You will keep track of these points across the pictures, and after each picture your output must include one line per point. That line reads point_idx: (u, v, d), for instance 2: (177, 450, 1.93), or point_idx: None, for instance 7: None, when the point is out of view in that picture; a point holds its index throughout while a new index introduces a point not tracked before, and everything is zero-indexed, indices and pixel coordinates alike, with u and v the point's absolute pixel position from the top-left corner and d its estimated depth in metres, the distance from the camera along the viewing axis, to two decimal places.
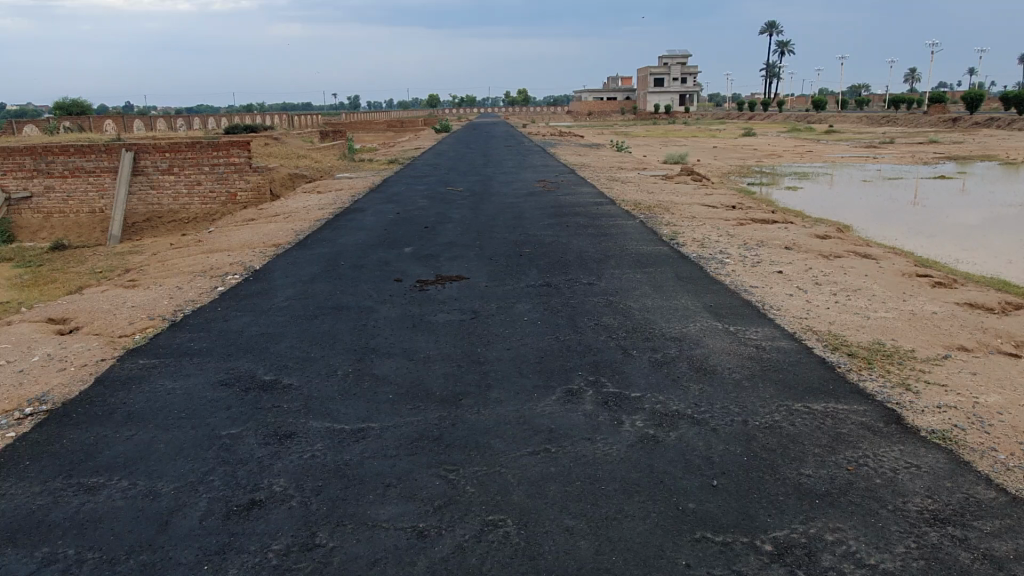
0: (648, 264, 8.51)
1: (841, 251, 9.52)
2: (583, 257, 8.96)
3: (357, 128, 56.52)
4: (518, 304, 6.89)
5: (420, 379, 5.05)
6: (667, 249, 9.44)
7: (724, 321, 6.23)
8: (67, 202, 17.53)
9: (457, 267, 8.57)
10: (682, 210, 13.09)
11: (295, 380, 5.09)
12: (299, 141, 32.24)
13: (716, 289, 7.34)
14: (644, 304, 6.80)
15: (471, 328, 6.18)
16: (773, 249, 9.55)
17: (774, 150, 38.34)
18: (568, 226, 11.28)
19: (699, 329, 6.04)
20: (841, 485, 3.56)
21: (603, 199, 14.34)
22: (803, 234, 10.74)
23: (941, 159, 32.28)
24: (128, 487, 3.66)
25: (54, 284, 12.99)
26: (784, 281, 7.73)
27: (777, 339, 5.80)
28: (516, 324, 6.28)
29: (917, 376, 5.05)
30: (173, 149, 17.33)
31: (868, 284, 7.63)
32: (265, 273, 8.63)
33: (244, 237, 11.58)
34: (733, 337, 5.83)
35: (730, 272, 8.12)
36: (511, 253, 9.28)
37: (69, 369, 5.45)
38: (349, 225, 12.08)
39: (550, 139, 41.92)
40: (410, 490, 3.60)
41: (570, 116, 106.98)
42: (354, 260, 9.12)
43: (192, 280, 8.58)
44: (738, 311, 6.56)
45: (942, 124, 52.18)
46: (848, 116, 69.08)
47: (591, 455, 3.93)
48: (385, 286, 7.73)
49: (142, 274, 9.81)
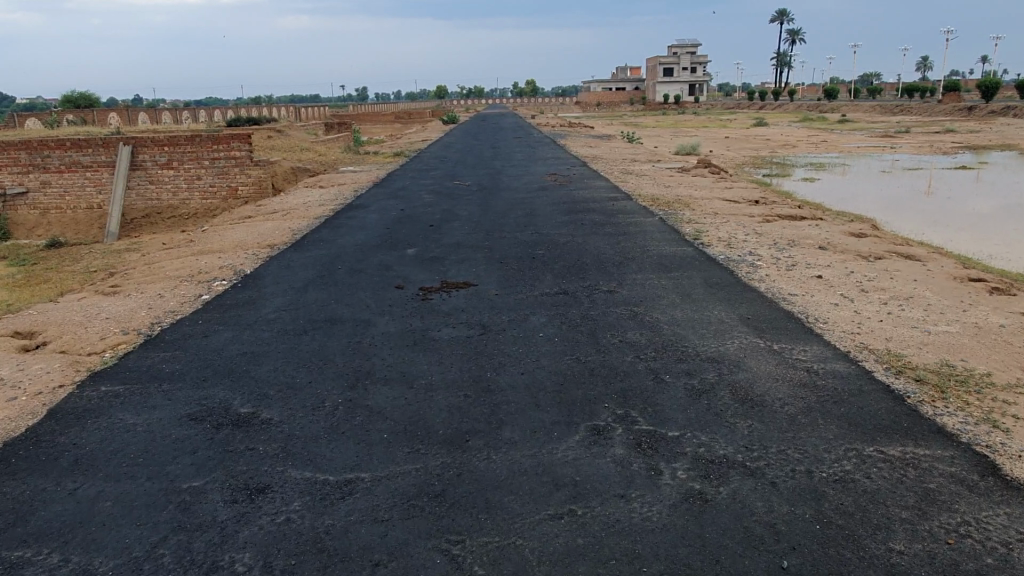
0: (673, 268, 7.77)
1: (882, 252, 8.74)
2: (600, 259, 8.24)
3: (365, 122, 55.85)
4: (532, 317, 6.15)
5: (419, 414, 4.34)
6: (693, 250, 8.69)
7: (766, 338, 5.49)
8: (63, 198, 16.92)
9: (464, 271, 7.86)
10: (703, 205, 12.31)
11: (276, 414, 4.41)
12: (301, 133, 31.43)
13: (751, 297, 6.61)
14: (673, 317, 6.05)
15: (479, 346, 5.47)
16: (807, 250, 8.79)
17: (789, 140, 37.26)
18: (582, 224, 10.56)
19: (739, 348, 5.29)
20: (944, 568, 2.85)
21: (618, 194, 13.57)
22: (836, 232, 9.96)
23: (959, 148, 31.33)
24: (58, 566, 3.01)
25: (46, 284, 12.38)
26: (825, 288, 6.98)
27: (830, 360, 5.05)
28: (530, 341, 5.56)
29: (1003, 409, 4.28)
30: (172, 142, 16.65)
31: (919, 291, 6.88)
32: (256, 278, 7.97)
33: (240, 236, 10.91)
34: (779, 358, 5.09)
35: (764, 276, 7.40)
36: (523, 255, 8.56)
37: (19, 400, 4.76)
38: (350, 223, 11.38)
39: (559, 130, 41.06)
40: (405, 571, 2.90)
41: (578, 107, 105.69)
42: (352, 264, 8.41)
43: (178, 286, 7.93)
44: (780, 325, 5.81)
45: (958, 114, 50.94)
46: (861, 105, 67.83)
47: (627, 520, 3.21)
48: (385, 293, 7.03)
49: (126, 279, 9.11)
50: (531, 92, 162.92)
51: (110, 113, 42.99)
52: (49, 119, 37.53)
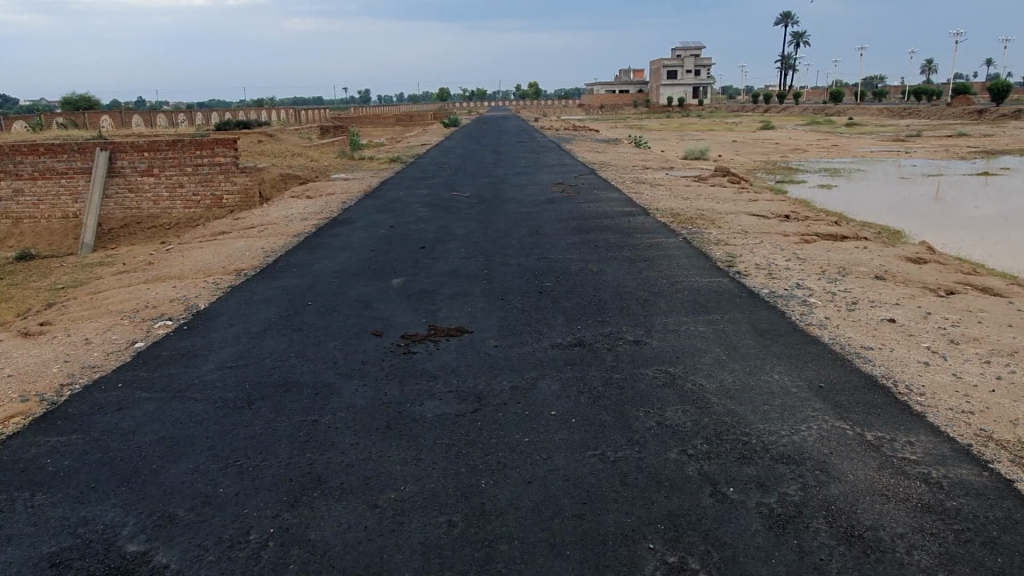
0: (710, 307, 6.43)
1: (951, 285, 7.40)
2: (621, 294, 6.92)
3: (366, 124, 54.39)
4: (541, 384, 4.79)
5: (381, 564, 2.98)
6: (729, 281, 7.36)
7: (854, 422, 4.13)
8: (38, 206, 15.55)
9: (459, 311, 6.53)
10: (729, 222, 10.98)
11: (174, 559, 3.05)
12: (295, 137, 30.17)
13: (816, 352, 5.26)
14: (723, 385, 4.70)
15: (471, 432, 4.10)
16: (864, 281, 7.45)
17: (800, 144, 35.95)
18: (596, 245, 9.25)
19: (821, 440, 3.94)
20: None
21: (633, 208, 12.26)
22: (889, 257, 8.63)
23: (977, 153, 29.95)
24: None
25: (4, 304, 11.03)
26: (903, 337, 5.65)
27: (950, 462, 3.69)
28: (538, 424, 4.20)
29: None
30: (152, 148, 15.33)
31: (1019, 342, 5.54)
32: (212, 317, 6.63)
33: (209, 258, 9.57)
34: (881, 459, 3.73)
35: (824, 320, 6.05)
36: (528, 289, 7.22)
37: None
38: (332, 243, 10.04)
39: (564, 134, 39.80)
40: None
41: (581, 110, 104.35)
42: (324, 300, 7.06)
43: (120, 326, 6.59)
44: (865, 398, 4.46)
45: (969, 117, 49.55)
46: (868, 108, 66.49)
47: None
48: (359, 343, 5.69)
49: (71, 311, 7.75)
50: (533, 93, 161.56)
51: (104, 115, 41.52)
52: (37, 121, 36.23)
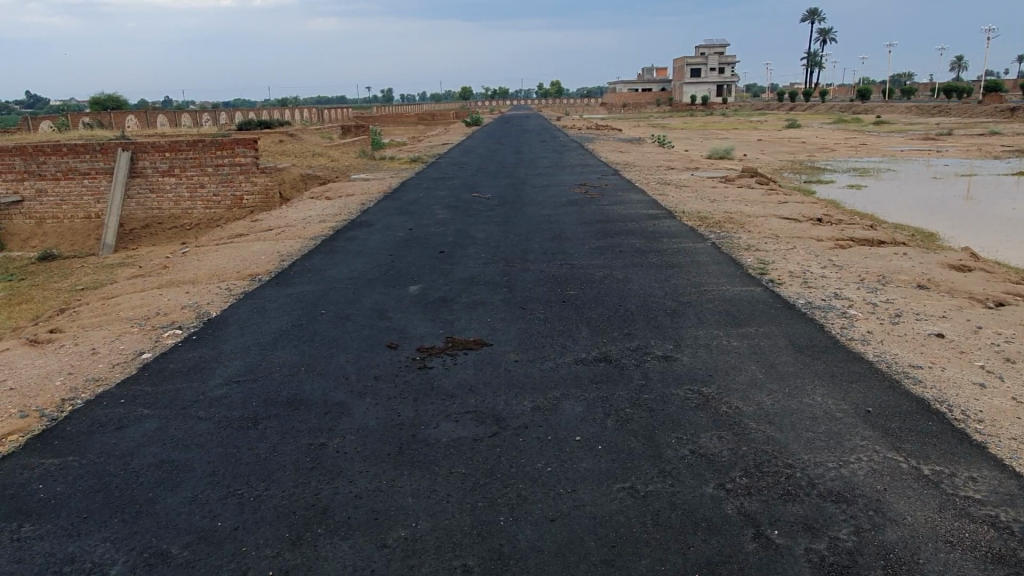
0: (744, 319, 6.07)
1: (1000, 295, 6.97)
2: (648, 304, 6.59)
3: (388, 125, 54.18)
4: (564, 405, 4.47)
5: None
6: (763, 290, 6.98)
7: (908, 454, 3.77)
8: (60, 207, 15.43)
9: (479, 321, 6.23)
10: (761, 225, 10.57)
11: None
12: (316, 137, 30.08)
13: (860, 372, 4.89)
14: (762, 408, 4.35)
15: (490, 459, 3.81)
16: (907, 290, 7.05)
17: (828, 143, 35.10)
18: (622, 250, 8.91)
19: (874, 474, 3.58)
20: None
21: (659, 211, 11.88)
22: (931, 264, 8.18)
23: (1012, 152, 29.02)
24: None
25: (26, 305, 10.92)
26: (954, 354, 5.25)
27: (1020, 503, 3.32)
28: (560, 451, 3.89)
29: None
30: (173, 148, 15.18)
31: None
32: (224, 326, 6.40)
33: (225, 262, 9.36)
34: (942, 498, 3.37)
35: (866, 334, 5.67)
36: (551, 297, 6.91)
37: None
38: (349, 247, 9.80)
39: (586, 134, 39.29)
40: None
41: (603, 109, 103.45)
42: (339, 308, 6.80)
43: (131, 335, 6.36)
44: (918, 426, 4.09)
45: (1002, 115, 48.23)
46: (897, 105, 65.09)
47: None
48: (373, 357, 5.42)
49: (84, 317, 7.55)
50: (555, 92, 161.02)
51: (128, 115, 41.70)
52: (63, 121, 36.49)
